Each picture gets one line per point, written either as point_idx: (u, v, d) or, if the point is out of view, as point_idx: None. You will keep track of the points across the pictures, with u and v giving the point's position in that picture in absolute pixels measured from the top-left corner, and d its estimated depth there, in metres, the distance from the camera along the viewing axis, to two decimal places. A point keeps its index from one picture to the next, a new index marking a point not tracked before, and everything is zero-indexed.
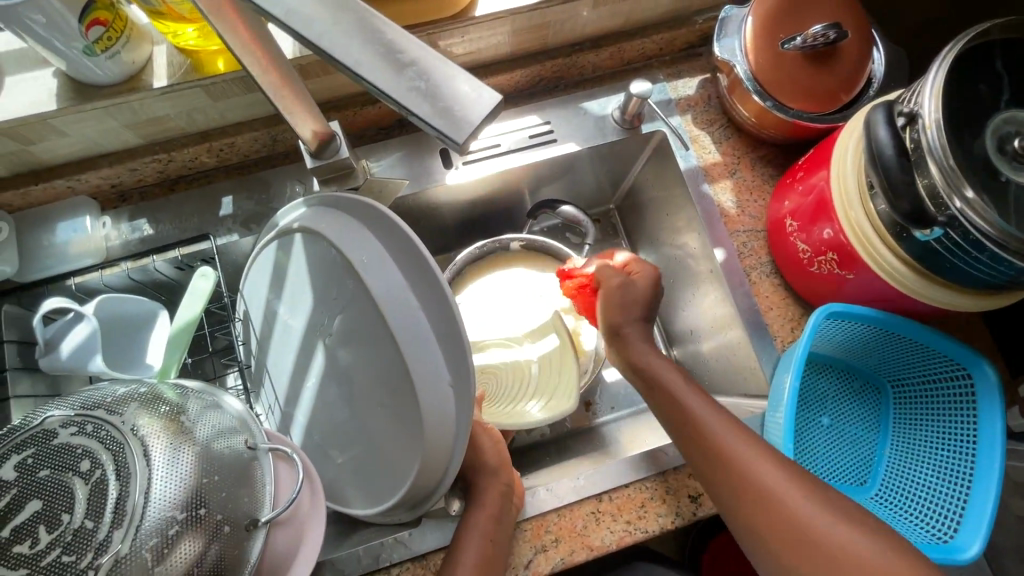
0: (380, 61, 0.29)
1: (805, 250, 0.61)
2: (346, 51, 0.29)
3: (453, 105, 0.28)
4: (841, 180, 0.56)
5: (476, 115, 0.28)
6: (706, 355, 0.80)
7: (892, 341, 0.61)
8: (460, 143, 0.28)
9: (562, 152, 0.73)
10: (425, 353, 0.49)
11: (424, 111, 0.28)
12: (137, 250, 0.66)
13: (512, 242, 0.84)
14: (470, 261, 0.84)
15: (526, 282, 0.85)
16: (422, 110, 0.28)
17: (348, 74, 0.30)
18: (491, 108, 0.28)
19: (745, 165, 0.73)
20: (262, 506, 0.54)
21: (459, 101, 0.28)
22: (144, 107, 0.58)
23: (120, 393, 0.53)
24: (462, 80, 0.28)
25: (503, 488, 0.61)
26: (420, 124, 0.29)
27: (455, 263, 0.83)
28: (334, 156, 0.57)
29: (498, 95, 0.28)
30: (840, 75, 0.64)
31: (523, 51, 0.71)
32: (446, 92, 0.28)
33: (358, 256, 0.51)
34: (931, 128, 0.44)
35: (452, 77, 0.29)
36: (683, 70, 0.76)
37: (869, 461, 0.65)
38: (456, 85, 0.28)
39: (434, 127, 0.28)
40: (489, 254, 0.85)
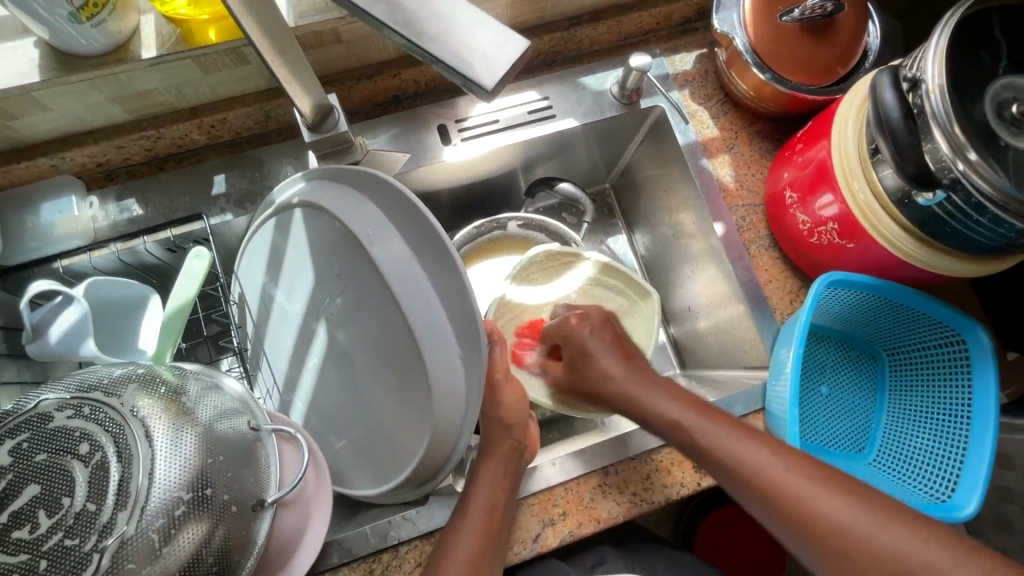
0: (400, 7, 0.29)
1: (805, 221, 0.62)
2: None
3: (476, 51, 0.29)
4: (842, 150, 0.56)
5: (502, 60, 0.29)
6: (704, 331, 0.80)
7: (890, 309, 0.62)
8: (490, 89, 0.29)
9: (561, 129, 0.72)
10: (434, 327, 0.48)
11: (448, 55, 0.29)
12: (127, 231, 0.64)
13: (510, 222, 0.83)
14: (468, 241, 0.83)
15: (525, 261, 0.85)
16: (449, 57, 0.29)
17: (368, 21, 0.30)
18: (520, 52, 0.29)
19: (743, 139, 0.73)
20: (267, 487, 0.53)
21: (481, 45, 0.29)
22: (131, 80, 0.55)
23: (116, 375, 0.51)
24: (483, 24, 0.29)
25: (518, 440, 0.61)
26: (444, 70, 0.29)
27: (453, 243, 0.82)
28: (333, 131, 0.56)
29: (524, 41, 0.29)
30: (836, 47, 0.64)
31: (521, 24, 0.69)
32: (470, 36, 0.29)
33: (362, 230, 0.50)
34: (935, 93, 0.45)
35: (474, 22, 0.29)
36: (680, 45, 0.76)
37: (866, 428, 0.66)
38: (479, 30, 0.29)
39: (460, 73, 0.29)
40: (487, 233, 0.84)
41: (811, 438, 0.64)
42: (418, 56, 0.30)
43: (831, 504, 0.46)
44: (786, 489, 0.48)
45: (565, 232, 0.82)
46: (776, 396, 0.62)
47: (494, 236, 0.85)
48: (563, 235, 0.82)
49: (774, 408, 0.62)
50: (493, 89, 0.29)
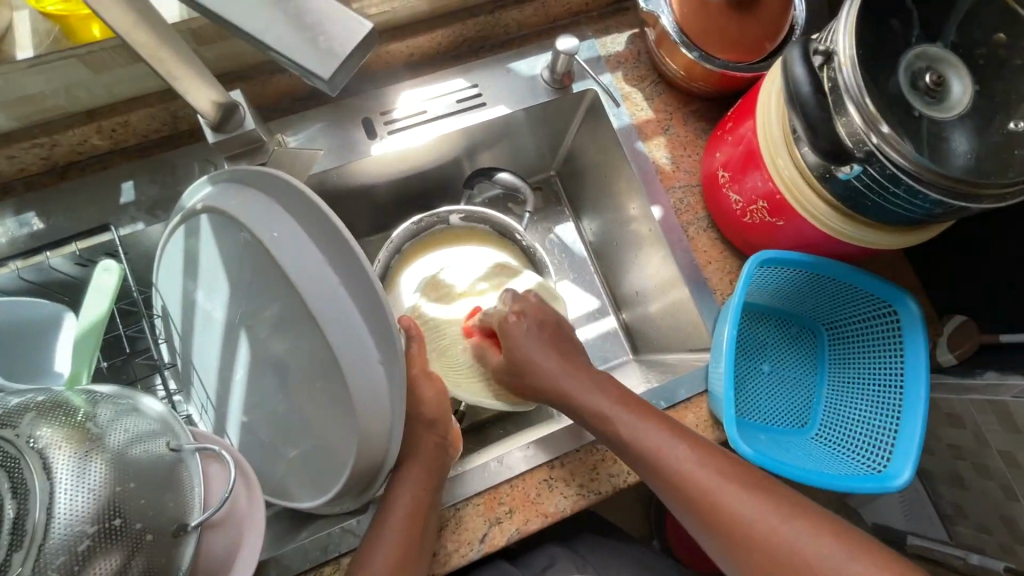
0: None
1: (738, 201, 0.61)
2: None
3: (323, 35, 0.25)
4: (767, 128, 0.56)
5: (343, 46, 0.25)
6: (653, 315, 0.80)
7: (823, 284, 0.62)
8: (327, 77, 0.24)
9: (492, 117, 0.70)
10: (352, 334, 0.46)
11: (281, 45, 0.25)
12: (28, 247, 0.59)
13: (451, 216, 0.81)
14: (408, 239, 0.81)
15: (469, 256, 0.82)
16: (288, 44, 0.25)
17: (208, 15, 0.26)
18: (361, 37, 0.25)
19: (678, 120, 0.72)
20: (191, 510, 0.50)
21: (320, 32, 0.25)
22: (10, 83, 0.51)
23: (14, 403, 0.47)
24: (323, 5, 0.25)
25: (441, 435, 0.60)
26: (282, 61, 0.26)
27: (392, 240, 0.80)
28: (239, 129, 0.52)
29: (370, 22, 0.25)
30: (762, 23, 0.64)
31: (443, 9, 0.67)
32: (310, 19, 0.25)
33: (269, 234, 0.47)
34: (846, 66, 0.44)
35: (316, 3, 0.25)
36: (611, 26, 0.74)
37: (808, 403, 0.67)
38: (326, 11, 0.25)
39: (295, 63, 0.25)
40: (428, 229, 0.82)
41: (754, 416, 0.64)
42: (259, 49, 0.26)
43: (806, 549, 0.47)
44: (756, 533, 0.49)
45: (506, 222, 0.80)
46: (715, 378, 0.62)
47: (437, 231, 0.82)
48: (506, 227, 0.81)
49: (715, 389, 0.62)
50: (334, 81, 0.25)
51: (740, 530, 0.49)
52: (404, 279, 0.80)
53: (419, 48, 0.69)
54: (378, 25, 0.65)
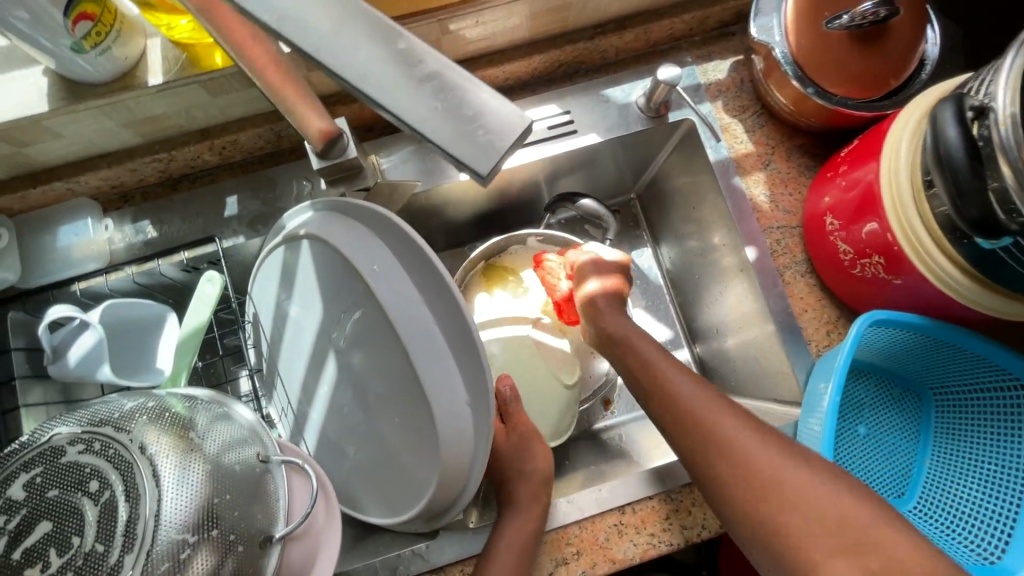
0: (386, 79, 0.25)
1: (847, 251, 0.57)
2: (347, 63, 0.25)
3: (475, 128, 0.24)
4: (891, 177, 0.51)
5: (502, 143, 0.24)
6: (733, 354, 0.76)
7: (939, 349, 0.57)
8: (483, 176, 0.24)
9: (582, 144, 0.69)
10: (442, 371, 0.46)
11: (439, 133, 0.24)
12: (142, 253, 0.63)
13: (529, 238, 0.80)
14: (485, 258, 0.81)
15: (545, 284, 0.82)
16: (439, 135, 0.24)
17: (351, 93, 0.26)
18: (520, 131, 0.24)
19: (780, 155, 0.68)
20: (276, 521, 0.52)
21: (480, 125, 0.24)
22: (140, 106, 0.54)
23: (127, 408, 0.51)
24: (480, 97, 0.24)
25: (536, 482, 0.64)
26: (435, 149, 0.25)
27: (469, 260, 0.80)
28: (341, 156, 0.53)
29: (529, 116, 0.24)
30: (889, 55, 0.58)
31: (541, 34, 0.66)
32: (466, 111, 0.24)
33: (368, 266, 0.48)
34: (1005, 125, 0.39)
35: (478, 94, 0.25)
36: (713, 52, 0.71)
37: (907, 473, 0.62)
38: (480, 101, 0.24)
39: (453, 155, 0.24)
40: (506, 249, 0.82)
41: None
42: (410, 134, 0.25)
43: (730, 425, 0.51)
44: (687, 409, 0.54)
45: (585, 249, 0.79)
46: (806, 436, 0.58)
47: (513, 250, 0.82)
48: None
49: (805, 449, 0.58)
50: (491, 177, 0.24)
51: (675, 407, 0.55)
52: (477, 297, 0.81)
53: (514, 73, 0.68)
54: (476, 50, 0.64)
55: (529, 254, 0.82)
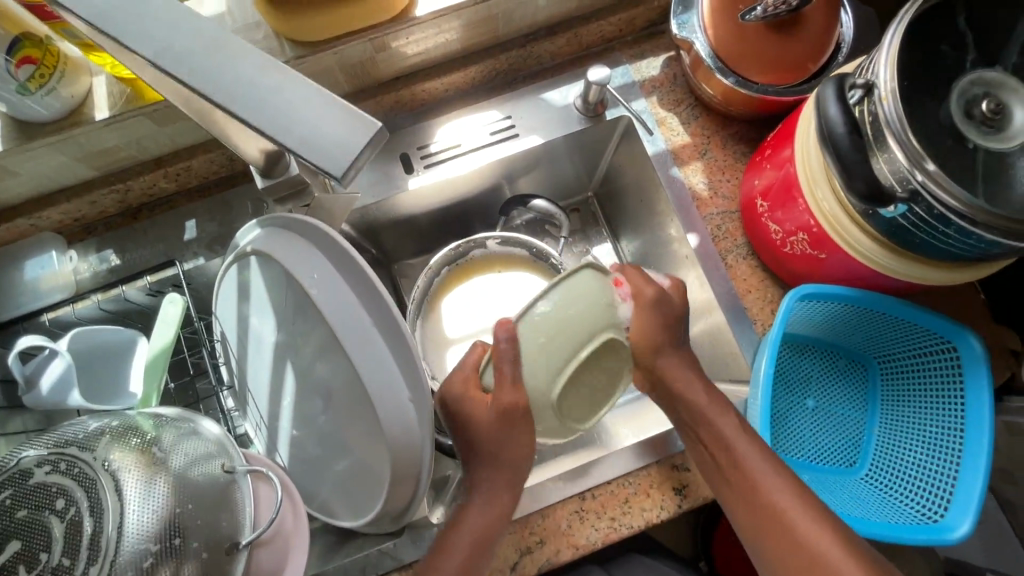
0: (252, 98, 0.28)
1: (777, 231, 0.59)
2: (217, 87, 0.28)
3: (330, 135, 0.27)
4: (805, 158, 0.54)
5: (354, 146, 0.27)
6: (692, 340, 0.78)
7: (873, 317, 0.59)
8: (339, 176, 0.26)
9: (525, 146, 0.71)
10: (383, 371, 0.48)
11: (297, 140, 0.27)
12: (107, 281, 0.66)
13: (489, 241, 0.81)
14: (448, 264, 0.82)
15: (508, 283, 0.84)
16: (297, 143, 0.27)
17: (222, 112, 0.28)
18: (372, 135, 0.27)
19: (716, 143, 0.70)
20: (242, 528, 0.54)
21: (334, 131, 0.27)
22: (91, 140, 0.57)
23: (92, 428, 0.53)
24: (336, 108, 0.27)
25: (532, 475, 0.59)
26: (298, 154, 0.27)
27: (432, 268, 0.81)
28: (284, 174, 0.54)
29: (378, 124, 0.27)
30: (807, 44, 0.61)
31: (475, 46, 0.69)
32: (324, 121, 0.27)
33: (308, 276, 0.51)
34: (886, 100, 0.42)
35: (331, 106, 0.27)
36: (646, 50, 0.74)
37: (858, 442, 0.63)
38: (333, 110, 0.27)
39: (310, 160, 0.27)
40: (468, 254, 0.83)
41: (797, 454, 0.62)
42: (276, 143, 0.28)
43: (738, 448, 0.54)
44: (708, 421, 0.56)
45: (542, 248, 0.81)
46: (751, 411, 0.60)
47: (475, 255, 0.83)
48: (542, 251, 0.81)
49: (752, 423, 0.59)
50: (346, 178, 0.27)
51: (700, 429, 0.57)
52: (445, 303, 0.83)
53: (454, 84, 0.71)
54: (413, 65, 0.67)
55: (490, 256, 0.84)
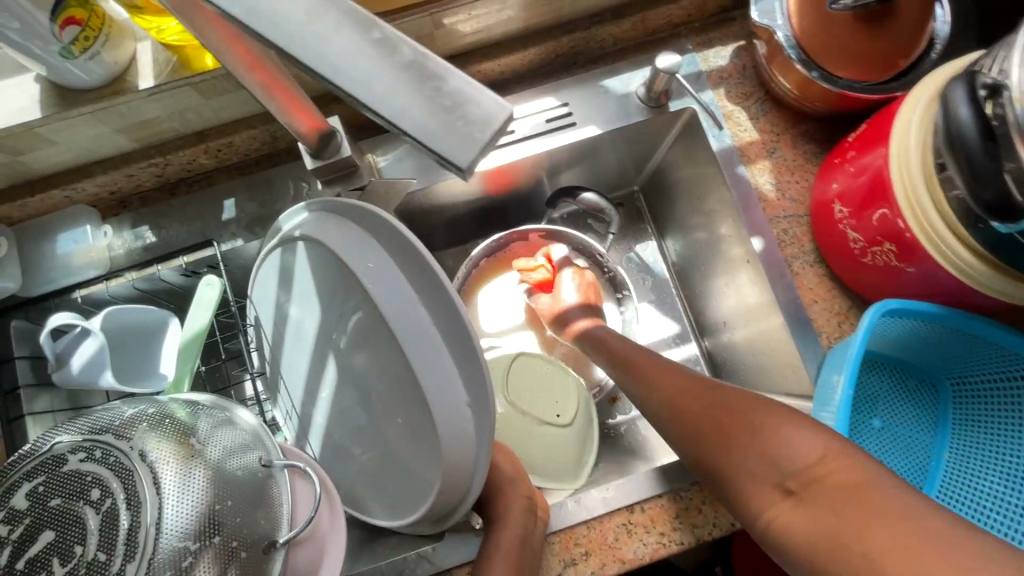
0: (360, 70, 0.24)
1: (857, 238, 0.55)
2: (321, 56, 0.25)
3: (454, 118, 0.24)
4: (902, 161, 0.50)
5: (482, 134, 0.23)
6: (740, 347, 0.74)
7: (956, 339, 0.55)
8: (464, 169, 0.23)
9: (581, 137, 0.67)
10: (441, 373, 0.46)
11: (416, 124, 0.24)
12: (141, 259, 0.63)
13: (531, 233, 0.79)
14: (488, 254, 0.80)
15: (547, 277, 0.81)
16: (419, 129, 0.24)
17: (323, 84, 0.25)
18: (500, 122, 0.23)
19: (786, 142, 0.66)
20: (279, 526, 0.52)
21: (458, 115, 0.23)
22: (133, 110, 0.54)
23: (128, 415, 0.50)
24: (459, 86, 0.24)
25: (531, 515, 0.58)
26: (411, 141, 0.24)
27: (472, 258, 0.79)
28: (336, 155, 0.51)
29: (510, 107, 0.24)
30: (898, 38, 0.56)
31: (537, 26, 0.65)
32: (449, 101, 0.24)
33: (364, 264, 0.48)
34: (1020, 102, 0.37)
35: (448, 84, 0.24)
36: (715, 38, 0.69)
37: (925, 468, 0.60)
38: (459, 92, 0.24)
39: (429, 147, 0.23)
40: (509, 245, 0.81)
41: None
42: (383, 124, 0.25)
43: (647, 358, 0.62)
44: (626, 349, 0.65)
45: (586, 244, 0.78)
46: None
47: (515, 247, 0.81)
48: (587, 246, 0.78)
49: None
50: (470, 170, 0.23)
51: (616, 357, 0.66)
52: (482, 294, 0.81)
53: (511, 66, 0.67)
54: (470, 44, 0.63)
55: (531, 249, 0.81)
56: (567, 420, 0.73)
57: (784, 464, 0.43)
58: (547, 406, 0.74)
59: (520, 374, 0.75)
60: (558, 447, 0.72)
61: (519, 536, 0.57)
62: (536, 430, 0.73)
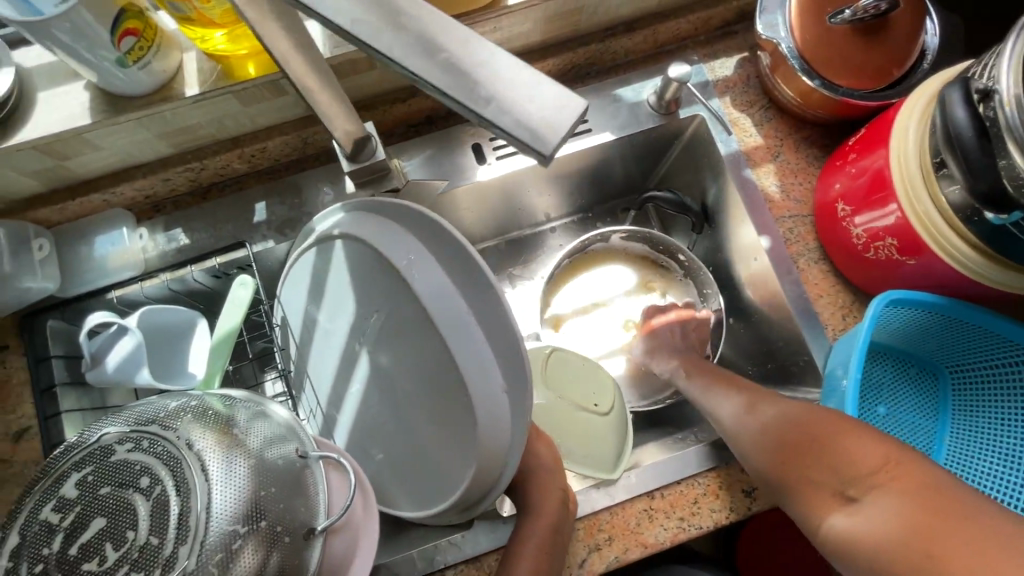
0: (453, 70, 0.27)
1: (859, 235, 0.59)
2: (413, 59, 0.28)
3: (536, 111, 0.27)
4: (902, 161, 0.54)
5: (560, 125, 0.26)
6: (748, 343, 0.77)
7: (955, 327, 0.59)
8: (547, 154, 0.26)
9: (597, 142, 0.71)
10: (477, 361, 0.48)
11: (502, 117, 0.27)
12: (175, 260, 0.65)
13: (613, 234, 0.83)
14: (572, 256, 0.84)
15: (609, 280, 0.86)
16: (504, 121, 0.27)
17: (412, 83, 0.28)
18: (577, 113, 0.27)
19: (789, 147, 0.70)
20: (317, 514, 0.53)
21: (539, 108, 0.27)
22: (176, 117, 0.57)
23: (171, 407, 0.52)
24: (537, 85, 0.27)
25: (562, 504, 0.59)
26: (497, 133, 0.27)
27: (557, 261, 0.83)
28: (371, 159, 0.54)
29: (584, 102, 0.27)
30: (892, 49, 0.61)
31: (555, 38, 0.69)
32: (530, 96, 0.27)
33: (405, 258, 0.51)
34: (1010, 105, 0.41)
35: (528, 84, 0.27)
36: (719, 50, 0.73)
37: (927, 451, 0.64)
38: (539, 89, 0.27)
39: (516, 137, 0.27)
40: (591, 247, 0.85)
41: None
42: (472, 119, 0.28)
43: (732, 379, 0.67)
44: (709, 371, 0.70)
45: (666, 242, 0.81)
46: None
47: (596, 248, 0.85)
48: (667, 245, 0.82)
49: None
50: (552, 156, 0.26)
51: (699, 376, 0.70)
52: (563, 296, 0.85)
53: None
54: None
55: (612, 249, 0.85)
56: (604, 409, 0.75)
57: (846, 474, 0.47)
58: (585, 396, 0.76)
59: (559, 363, 0.77)
60: (595, 434, 0.73)
61: (553, 519, 0.58)
62: (575, 417, 0.75)
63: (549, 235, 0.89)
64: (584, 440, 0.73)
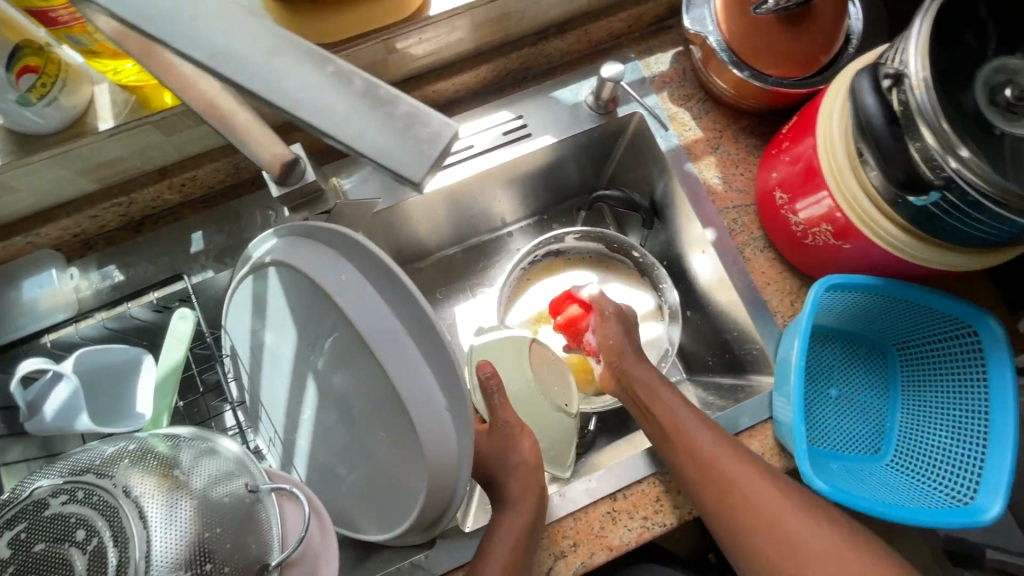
0: (321, 100, 0.27)
1: (798, 222, 0.59)
2: (282, 90, 0.27)
3: (405, 138, 0.26)
4: (829, 148, 0.54)
5: (431, 150, 0.26)
6: (706, 335, 0.78)
7: (893, 306, 0.60)
8: (417, 182, 0.26)
9: (538, 146, 0.71)
10: (416, 381, 0.47)
11: (370, 146, 0.26)
12: (110, 298, 0.63)
13: (569, 237, 0.82)
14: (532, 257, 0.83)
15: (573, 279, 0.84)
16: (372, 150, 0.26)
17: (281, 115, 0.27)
18: (447, 137, 0.26)
19: (728, 138, 0.70)
20: (271, 549, 0.49)
21: (406, 136, 0.26)
22: (93, 151, 0.55)
23: (108, 453, 0.46)
24: (407, 111, 0.26)
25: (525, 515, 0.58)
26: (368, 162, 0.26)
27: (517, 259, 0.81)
28: (301, 182, 0.49)
29: (453, 124, 0.26)
30: (818, 35, 0.61)
31: (487, 45, 0.68)
32: (401, 121, 0.26)
33: (337, 281, 0.50)
34: (919, 89, 0.41)
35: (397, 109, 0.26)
36: (654, 46, 0.74)
37: (880, 428, 0.65)
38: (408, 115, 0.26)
39: (385, 167, 0.26)
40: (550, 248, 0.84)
41: (823, 443, 0.63)
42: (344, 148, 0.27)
43: (664, 390, 0.67)
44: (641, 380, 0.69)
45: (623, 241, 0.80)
46: (784, 409, 0.59)
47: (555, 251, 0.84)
48: (621, 244, 0.81)
49: (783, 417, 0.59)
50: (424, 184, 0.26)
51: (633, 386, 0.69)
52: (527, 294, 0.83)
53: (465, 85, 0.70)
54: (424, 66, 0.66)
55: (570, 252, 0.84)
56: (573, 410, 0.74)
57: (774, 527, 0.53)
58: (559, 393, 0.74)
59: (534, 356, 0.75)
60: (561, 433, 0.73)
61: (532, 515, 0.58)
62: (547, 415, 0.73)
63: (505, 241, 0.89)
64: (550, 438, 0.73)
